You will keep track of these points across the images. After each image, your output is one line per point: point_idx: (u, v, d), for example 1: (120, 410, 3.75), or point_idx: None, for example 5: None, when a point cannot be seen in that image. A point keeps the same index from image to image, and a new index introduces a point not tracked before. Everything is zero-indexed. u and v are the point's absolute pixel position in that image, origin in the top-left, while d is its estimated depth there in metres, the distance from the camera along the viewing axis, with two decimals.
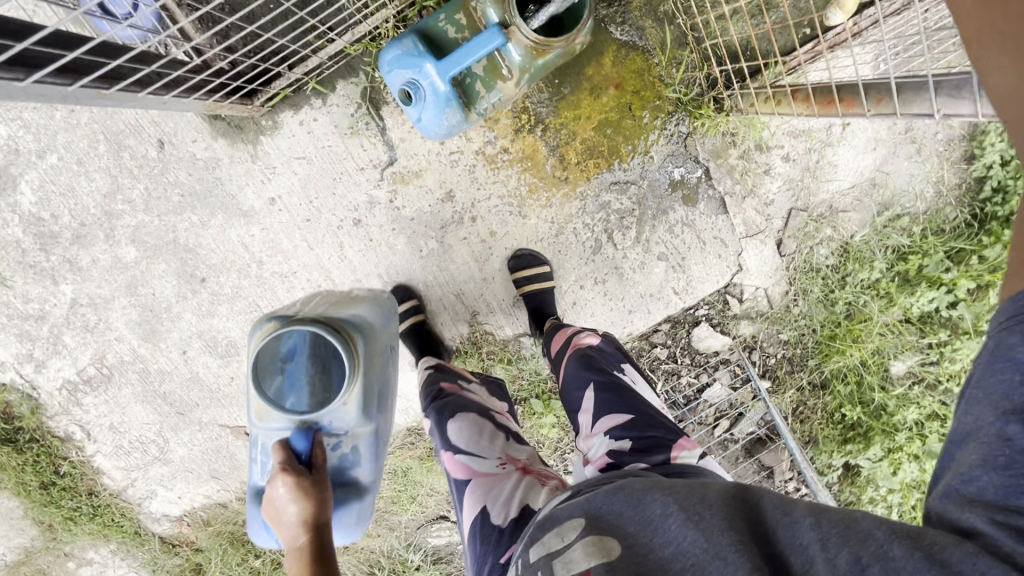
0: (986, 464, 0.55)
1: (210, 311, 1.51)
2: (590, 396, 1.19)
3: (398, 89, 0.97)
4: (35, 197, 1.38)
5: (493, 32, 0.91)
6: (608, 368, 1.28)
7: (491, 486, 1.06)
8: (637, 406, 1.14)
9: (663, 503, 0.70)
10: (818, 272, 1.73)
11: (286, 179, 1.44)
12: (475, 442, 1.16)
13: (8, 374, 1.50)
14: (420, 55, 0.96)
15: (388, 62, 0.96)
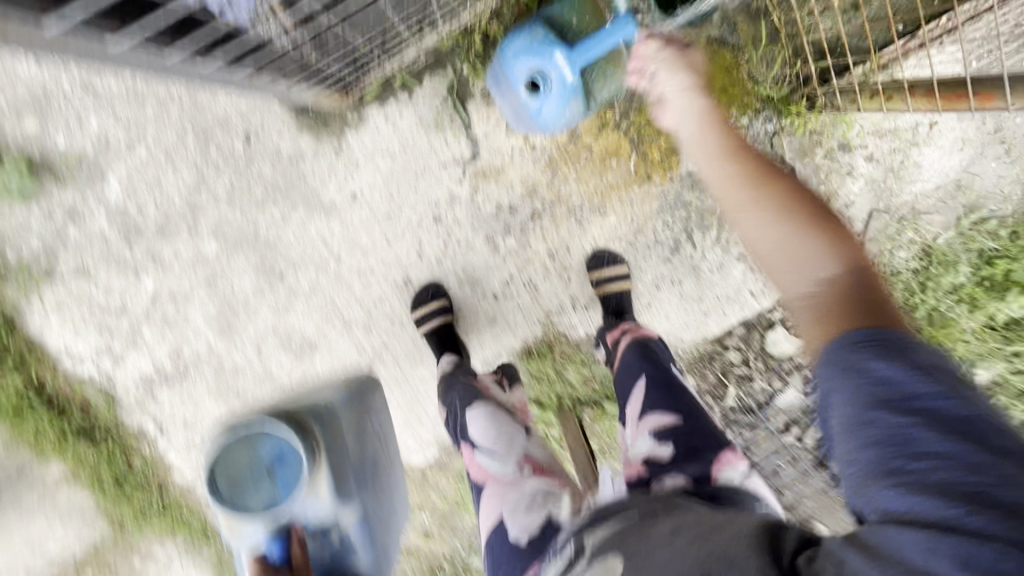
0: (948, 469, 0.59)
1: (287, 306, 1.51)
2: (639, 390, 1.18)
3: (524, 79, 1.16)
4: (122, 189, 1.38)
5: (624, 23, 1.07)
6: (665, 364, 1.25)
7: (507, 493, 1.07)
8: (687, 409, 1.12)
9: (675, 527, 0.77)
10: (899, 276, 1.68)
11: (369, 174, 1.43)
12: (496, 446, 1.17)
13: (86, 366, 1.50)
14: (551, 46, 1.12)
15: (517, 49, 1.14)
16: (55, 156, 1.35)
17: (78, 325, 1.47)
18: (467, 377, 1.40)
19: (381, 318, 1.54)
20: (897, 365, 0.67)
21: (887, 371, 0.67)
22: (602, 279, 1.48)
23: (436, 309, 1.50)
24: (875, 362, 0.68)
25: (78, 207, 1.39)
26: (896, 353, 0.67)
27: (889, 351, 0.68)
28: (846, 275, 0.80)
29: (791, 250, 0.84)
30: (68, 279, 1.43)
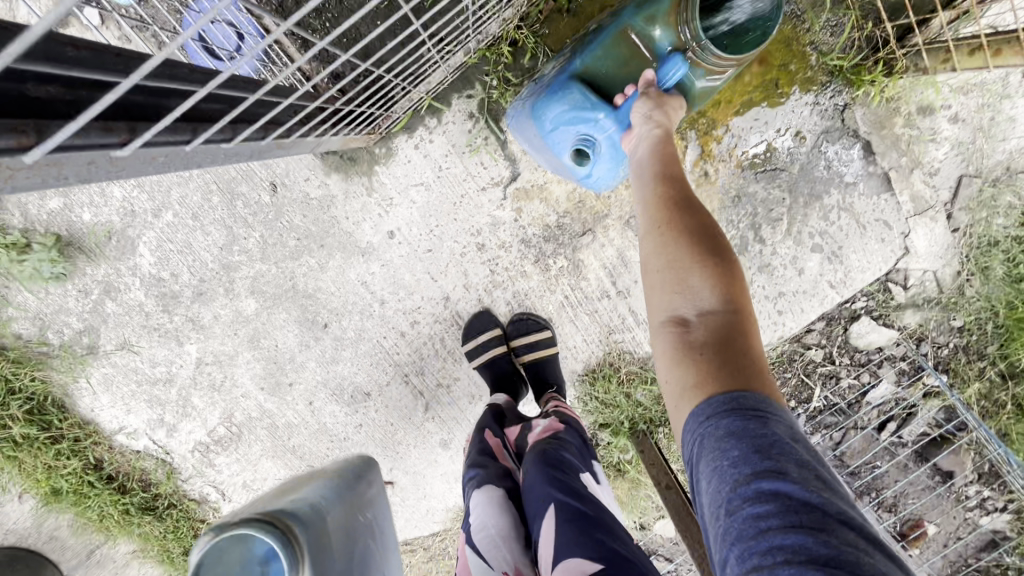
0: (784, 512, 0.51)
1: (334, 357, 1.44)
2: (552, 524, 0.91)
3: (570, 148, 0.92)
4: (154, 257, 1.32)
5: (675, 63, 0.85)
6: (577, 483, 1.00)
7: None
8: (607, 552, 0.83)
9: None
10: (998, 245, 1.49)
11: (404, 209, 1.33)
12: (489, 550, 0.95)
13: (141, 441, 1.45)
14: (592, 105, 0.89)
15: (554, 118, 0.90)
16: (83, 232, 1.29)
17: (128, 400, 1.42)
18: (486, 430, 1.24)
19: (433, 358, 1.46)
20: (741, 446, 0.56)
21: (771, 483, 0.53)
22: None
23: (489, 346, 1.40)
24: (732, 438, 0.57)
25: (112, 281, 1.33)
26: (767, 422, 0.58)
27: (751, 420, 0.58)
28: (722, 312, 0.68)
29: (680, 282, 0.71)
30: (113, 354, 1.39)
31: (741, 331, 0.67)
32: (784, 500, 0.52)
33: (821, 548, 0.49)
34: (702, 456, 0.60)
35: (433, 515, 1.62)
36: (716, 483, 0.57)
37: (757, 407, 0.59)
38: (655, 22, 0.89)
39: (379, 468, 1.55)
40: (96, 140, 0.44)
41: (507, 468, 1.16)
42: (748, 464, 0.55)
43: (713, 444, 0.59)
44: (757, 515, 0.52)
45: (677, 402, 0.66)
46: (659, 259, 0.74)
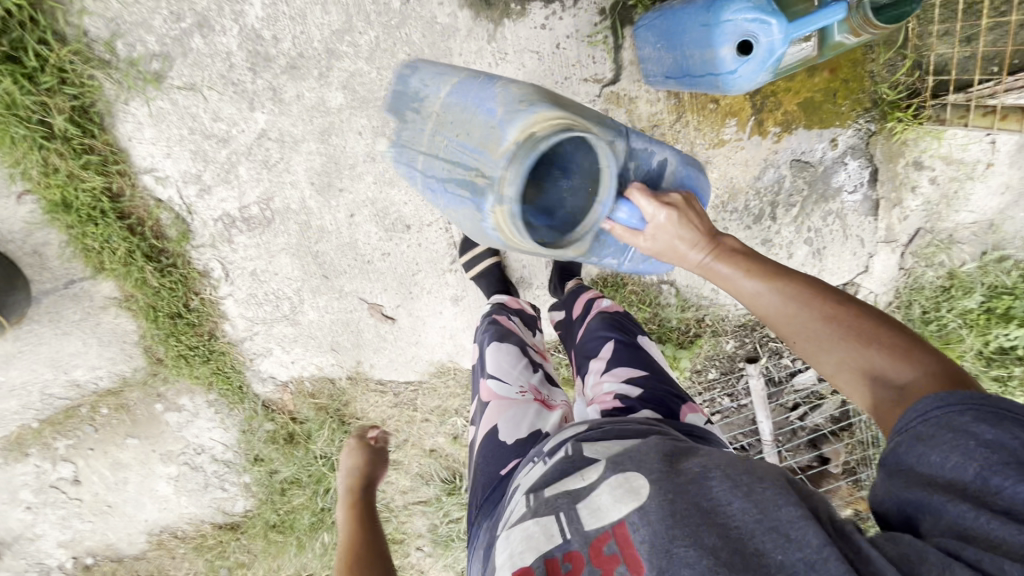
0: (981, 462, 0.61)
1: (392, 181, 1.50)
2: (609, 347, 1.25)
3: (735, 42, 1.03)
4: (263, 13, 1.31)
5: None
6: (629, 327, 1.32)
7: (507, 409, 1.16)
8: (650, 365, 1.20)
9: (704, 466, 0.74)
10: (923, 290, 1.90)
11: (512, 69, 1.44)
12: (504, 374, 1.23)
13: (167, 190, 1.41)
14: (771, 12, 1.00)
15: (738, 11, 1.00)
16: None
17: (172, 144, 1.38)
18: (494, 311, 1.43)
19: None
20: (972, 450, 0.62)
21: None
22: None
23: (483, 242, 1.56)
24: (978, 425, 0.63)
25: (210, 18, 1.30)
26: (984, 411, 0.63)
27: (1003, 417, 0.62)
28: (913, 375, 0.73)
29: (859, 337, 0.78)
30: (177, 92, 1.35)
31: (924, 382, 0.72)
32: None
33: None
34: (918, 449, 0.65)
35: (416, 364, 1.72)
36: (957, 492, 0.62)
37: (968, 400, 0.65)
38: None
39: (388, 302, 1.62)
40: None
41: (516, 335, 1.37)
42: (996, 465, 0.60)
43: (946, 428, 0.64)
44: (1018, 533, 0.57)
45: (851, 377, 0.79)
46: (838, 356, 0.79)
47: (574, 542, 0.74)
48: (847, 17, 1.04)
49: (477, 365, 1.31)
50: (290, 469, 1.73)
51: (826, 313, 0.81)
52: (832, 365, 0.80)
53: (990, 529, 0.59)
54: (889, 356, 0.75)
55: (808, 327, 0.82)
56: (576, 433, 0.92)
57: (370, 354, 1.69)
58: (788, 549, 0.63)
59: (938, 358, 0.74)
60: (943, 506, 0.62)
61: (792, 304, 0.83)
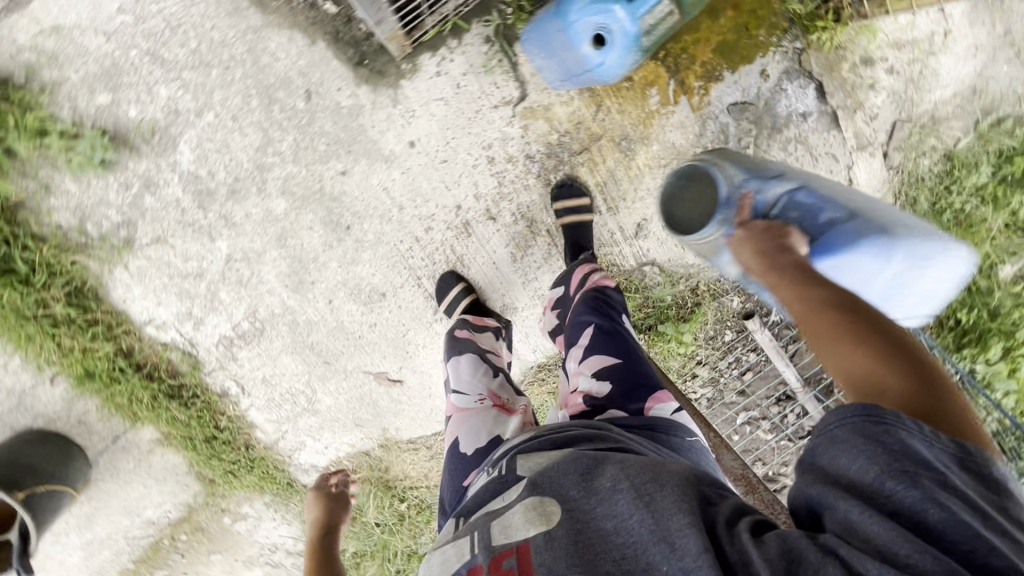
0: (873, 461, 0.66)
1: (354, 259, 1.58)
2: (588, 337, 1.39)
3: (588, 38, 1.02)
4: (193, 155, 1.44)
5: None
6: (610, 312, 1.45)
7: (468, 419, 1.26)
8: (626, 354, 1.34)
9: (615, 480, 0.83)
10: (924, 182, 1.78)
11: (425, 122, 1.50)
12: (465, 387, 1.35)
13: (169, 333, 1.57)
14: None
15: (579, 10, 1.00)
16: (128, 128, 1.40)
17: (159, 293, 1.53)
18: (458, 328, 1.54)
19: (444, 263, 1.63)
20: (875, 453, 0.66)
21: (913, 501, 0.63)
22: (574, 202, 1.56)
23: (455, 284, 1.61)
24: (877, 428, 0.68)
25: (152, 176, 1.45)
26: (891, 422, 0.68)
27: (887, 424, 0.68)
28: (902, 380, 0.75)
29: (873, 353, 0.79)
30: (148, 248, 1.50)
31: (903, 390, 0.74)
32: (934, 511, 0.61)
33: (964, 551, 0.59)
34: (830, 447, 0.70)
35: (436, 414, 1.78)
36: (854, 490, 0.66)
37: (869, 409, 0.69)
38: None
39: (390, 367, 1.70)
40: None
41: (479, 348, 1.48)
42: (891, 469, 0.65)
43: (850, 430, 0.69)
44: (891, 531, 0.62)
45: (845, 371, 0.79)
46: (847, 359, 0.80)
47: (480, 555, 0.85)
48: None
49: (445, 382, 1.44)
50: (357, 542, 1.83)
51: (845, 319, 0.83)
52: (831, 359, 0.82)
53: (874, 528, 0.62)
54: (884, 363, 0.77)
55: (824, 325, 0.84)
56: (518, 457, 1.02)
57: (392, 419, 1.77)
58: (670, 558, 0.71)
59: (930, 381, 0.75)
60: (836, 501, 0.67)
61: (812, 305, 0.87)
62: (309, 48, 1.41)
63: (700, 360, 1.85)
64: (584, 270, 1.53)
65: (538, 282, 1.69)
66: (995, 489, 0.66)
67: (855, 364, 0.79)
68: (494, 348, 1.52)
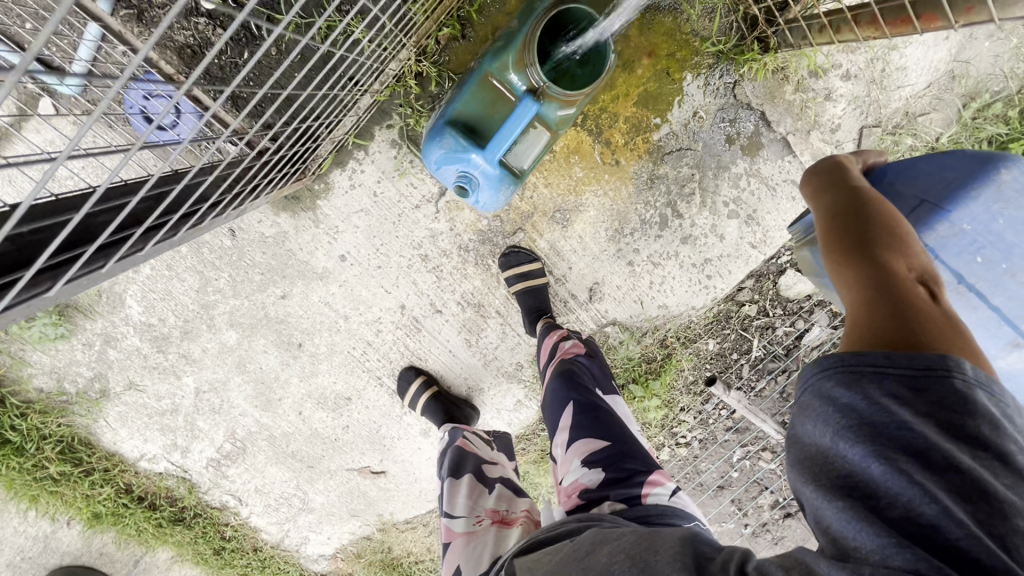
0: (859, 439, 0.59)
1: (313, 371, 1.62)
2: (567, 414, 1.11)
3: (451, 185, 0.97)
4: (141, 307, 1.51)
5: (527, 103, 0.88)
6: (591, 386, 1.19)
7: (467, 543, 1.00)
8: (615, 434, 1.05)
9: (610, 553, 0.73)
10: None
11: (350, 235, 1.49)
12: (456, 503, 1.09)
13: (161, 464, 1.67)
14: (465, 148, 0.93)
15: (434, 161, 0.96)
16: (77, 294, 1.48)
17: (143, 431, 1.63)
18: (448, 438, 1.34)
19: (400, 360, 1.63)
20: (832, 416, 0.62)
21: (899, 488, 0.56)
22: (517, 282, 1.50)
23: (414, 378, 1.60)
24: (869, 395, 0.61)
25: (110, 331, 1.52)
26: (872, 380, 0.61)
27: (869, 377, 0.61)
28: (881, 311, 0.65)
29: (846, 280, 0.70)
30: (123, 394, 1.59)
31: (893, 325, 0.63)
32: (925, 505, 0.54)
33: (915, 518, 0.54)
34: (801, 416, 0.66)
35: (426, 494, 1.81)
36: (818, 468, 0.62)
37: (845, 364, 0.63)
38: (508, 67, 0.92)
39: (371, 461, 1.75)
40: (33, 288, 0.61)
41: (469, 454, 1.25)
42: (850, 431, 0.60)
43: (833, 401, 0.63)
44: (856, 519, 0.57)
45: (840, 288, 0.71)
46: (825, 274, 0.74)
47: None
48: (546, 101, 0.91)
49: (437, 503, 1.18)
50: None
51: (844, 237, 0.72)
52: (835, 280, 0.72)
53: (842, 525, 0.58)
54: (872, 289, 0.67)
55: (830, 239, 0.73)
56: (518, 548, 0.89)
57: (384, 505, 1.82)
58: None
59: (920, 316, 0.64)
60: (806, 488, 0.63)
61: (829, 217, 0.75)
62: None
63: (683, 408, 1.76)
64: (551, 338, 1.36)
65: (498, 361, 1.65)
66: (959, 410, 0.59)
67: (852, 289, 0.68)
68: (492, 454, 1.30)
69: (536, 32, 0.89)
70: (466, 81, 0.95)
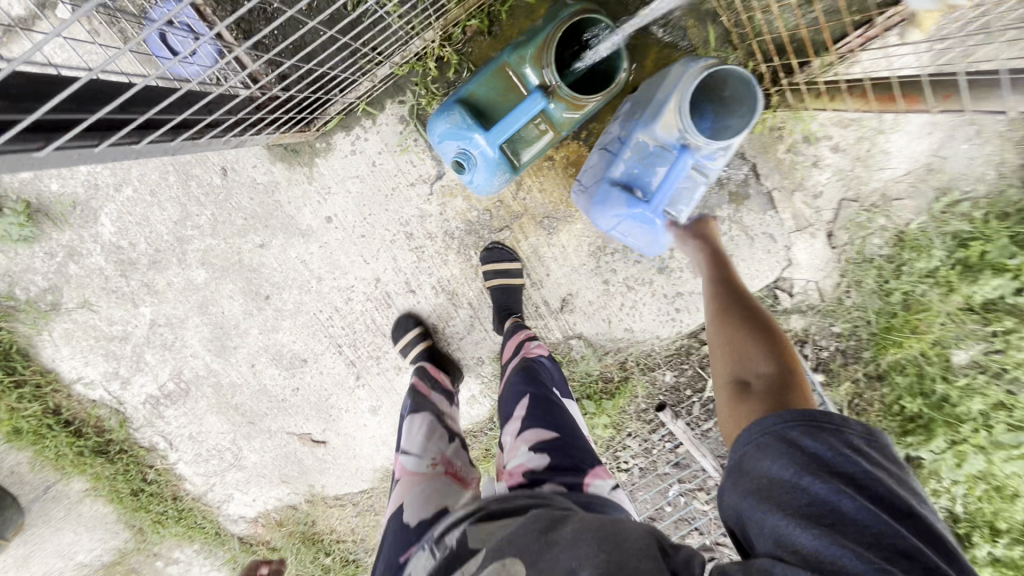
0: (817, 470, 0.67)
1: (275, 326, 1.60)
2: (523, 405, 1.10)
3: (449, 159, 0.99)
4: (114, 227, 1.48)
5: (536, 97, 0.92)
6: (549, 383, 1.19)
7: (418, 484, 0.98)
8: (565, 427, 1.04)
9: (576, 530, 0.73)
10: (872, 263, 1.69)
11: (341, 198, 1.50)
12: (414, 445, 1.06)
13: (97, 390, 1.62)
14: (469, 126, 0.96)
15: (438, 135, 0.99)
16: (50, 200, 1.45)
17: (86, 354, 1.58)
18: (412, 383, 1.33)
19: (365, 332, 1.62)
20: (794, 455, 0.69)
21: (859, 510, 0.63)
22: (496, 277, 1.53)
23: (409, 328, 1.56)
24: (809, 437, 0.70)
25: (75, 246, 1.49)
26: (822, 429, 0.70)
27: (813, 426, 0.70)
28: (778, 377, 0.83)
29: (737, 345, 0.91)
30: (74, 312, 1.54)
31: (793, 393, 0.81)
32: (887, 529, 0.62)
33: (889, 543, 0.61)
34: (757, 455, 0.72)
35: (362, 473, 1.78)
36: (780, 498, 0.67)
37: (801, 412, 0.72)
38: (525, 61, 0.96)
39: (314, 429, 1.72)
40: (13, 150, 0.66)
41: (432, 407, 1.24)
42: (808, 468, 0.67)
43: (782, 437, 0.71)
44: (829, 544, 0.62)
45: (737, 356, 0.90)
46: (724, 341, 0.93)
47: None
48: (553, 99, 0.95)
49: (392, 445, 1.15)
50: None
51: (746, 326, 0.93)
52: (738, 354, 0.90)
53: (814, 544, 0.62)
54: (763, 357, 0.87)
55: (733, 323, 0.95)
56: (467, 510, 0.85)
57: (316, 477, 1.79)
58: None
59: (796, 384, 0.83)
60: (769, 516, 0.67)
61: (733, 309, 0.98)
62: None
63: (630, 433, 1.78)
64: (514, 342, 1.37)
65: (461, 352, 1.66)
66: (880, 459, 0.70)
67: (752, 366, 0.87)
68: (448, 409, 1.29)
69: (557, 34, 0.93)
70: (482, 67, 0.99)
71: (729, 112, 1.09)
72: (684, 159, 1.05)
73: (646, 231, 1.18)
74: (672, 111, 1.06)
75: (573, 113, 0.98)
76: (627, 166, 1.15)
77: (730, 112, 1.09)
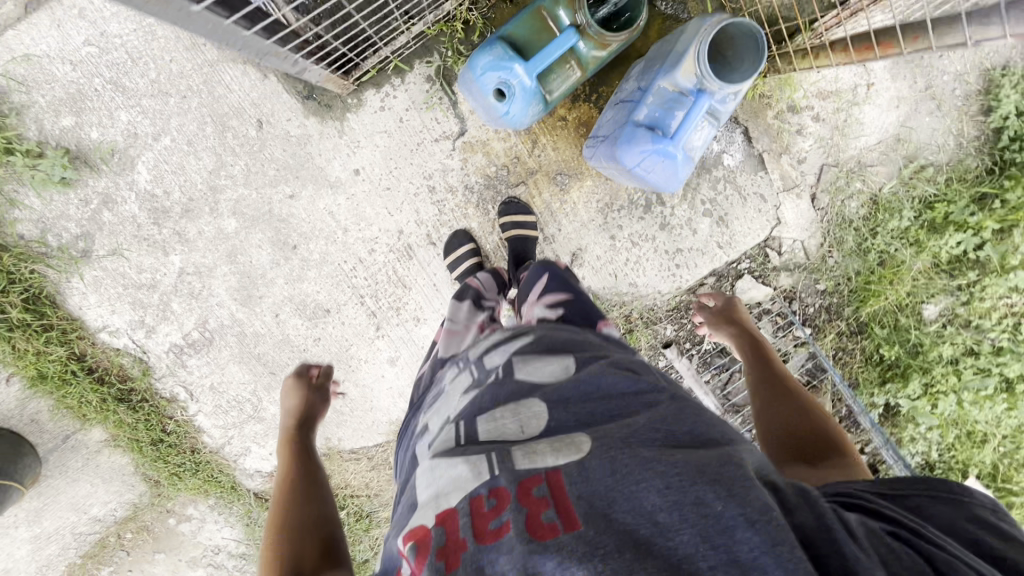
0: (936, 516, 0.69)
1: (300, 276, 1.68)
2: (544, 276, 1.22)
3: (491, 90, 1.11)
4: (150, 175, 1.55)
5: (570, 32, 1.05)
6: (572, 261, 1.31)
7: (453, 336, 1.18)
8: (582, 292, 1.16)
9: (649, 422, 0.74)
10: (851, 224, 1.85)
11: (369, 151, 1.60)
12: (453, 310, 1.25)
13: (122, 339, 1.65)
14: (510, 58, 1.09)
15: (481, 67, 1.10)
16: (90, 147, 1.52)
17: (114, 301, 1.63)
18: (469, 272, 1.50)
19: (387, 283, 1.71)
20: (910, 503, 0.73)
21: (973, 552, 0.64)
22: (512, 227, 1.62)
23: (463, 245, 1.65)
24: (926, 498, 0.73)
25: (111, 193, 1.56)
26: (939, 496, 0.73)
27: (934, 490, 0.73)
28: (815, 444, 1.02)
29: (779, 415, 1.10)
30: (104, 259, 1.59)
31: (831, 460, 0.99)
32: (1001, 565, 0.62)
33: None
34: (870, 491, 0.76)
35: (377, 426, 1.84)
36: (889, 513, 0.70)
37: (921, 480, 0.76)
38: (560, 4, 1.10)
39: (333, 380, 1.78)
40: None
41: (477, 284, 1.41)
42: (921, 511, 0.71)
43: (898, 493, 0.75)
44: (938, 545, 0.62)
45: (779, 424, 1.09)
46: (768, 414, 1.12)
47: (501, 478, 0.69)
48: (583, 36, 1.09)
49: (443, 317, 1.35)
50: None
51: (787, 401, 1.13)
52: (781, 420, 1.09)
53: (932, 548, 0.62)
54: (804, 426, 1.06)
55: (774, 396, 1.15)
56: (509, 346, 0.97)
57: (333, 430, 1.84)
58: (727, 503, 0.60)
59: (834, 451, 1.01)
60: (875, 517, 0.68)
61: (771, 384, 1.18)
62: (263, 82, 1.53)
63: None
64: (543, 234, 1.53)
65: None
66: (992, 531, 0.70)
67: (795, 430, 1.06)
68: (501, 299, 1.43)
69: None
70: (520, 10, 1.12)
71: (740, 63, 1.24)
72: (701, 102, 1.19)
73: (667, 167, 1.29)
74: (691, 59, 1.20)
75: (601, 50, 1.12)
76: (649, 110, 1.29)
77: (740, 64, 1.24)
